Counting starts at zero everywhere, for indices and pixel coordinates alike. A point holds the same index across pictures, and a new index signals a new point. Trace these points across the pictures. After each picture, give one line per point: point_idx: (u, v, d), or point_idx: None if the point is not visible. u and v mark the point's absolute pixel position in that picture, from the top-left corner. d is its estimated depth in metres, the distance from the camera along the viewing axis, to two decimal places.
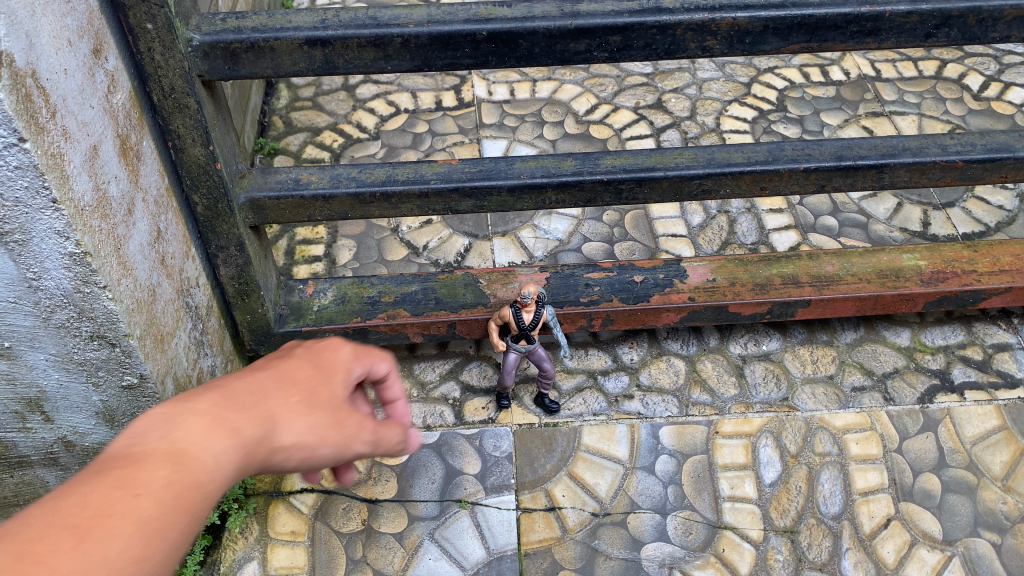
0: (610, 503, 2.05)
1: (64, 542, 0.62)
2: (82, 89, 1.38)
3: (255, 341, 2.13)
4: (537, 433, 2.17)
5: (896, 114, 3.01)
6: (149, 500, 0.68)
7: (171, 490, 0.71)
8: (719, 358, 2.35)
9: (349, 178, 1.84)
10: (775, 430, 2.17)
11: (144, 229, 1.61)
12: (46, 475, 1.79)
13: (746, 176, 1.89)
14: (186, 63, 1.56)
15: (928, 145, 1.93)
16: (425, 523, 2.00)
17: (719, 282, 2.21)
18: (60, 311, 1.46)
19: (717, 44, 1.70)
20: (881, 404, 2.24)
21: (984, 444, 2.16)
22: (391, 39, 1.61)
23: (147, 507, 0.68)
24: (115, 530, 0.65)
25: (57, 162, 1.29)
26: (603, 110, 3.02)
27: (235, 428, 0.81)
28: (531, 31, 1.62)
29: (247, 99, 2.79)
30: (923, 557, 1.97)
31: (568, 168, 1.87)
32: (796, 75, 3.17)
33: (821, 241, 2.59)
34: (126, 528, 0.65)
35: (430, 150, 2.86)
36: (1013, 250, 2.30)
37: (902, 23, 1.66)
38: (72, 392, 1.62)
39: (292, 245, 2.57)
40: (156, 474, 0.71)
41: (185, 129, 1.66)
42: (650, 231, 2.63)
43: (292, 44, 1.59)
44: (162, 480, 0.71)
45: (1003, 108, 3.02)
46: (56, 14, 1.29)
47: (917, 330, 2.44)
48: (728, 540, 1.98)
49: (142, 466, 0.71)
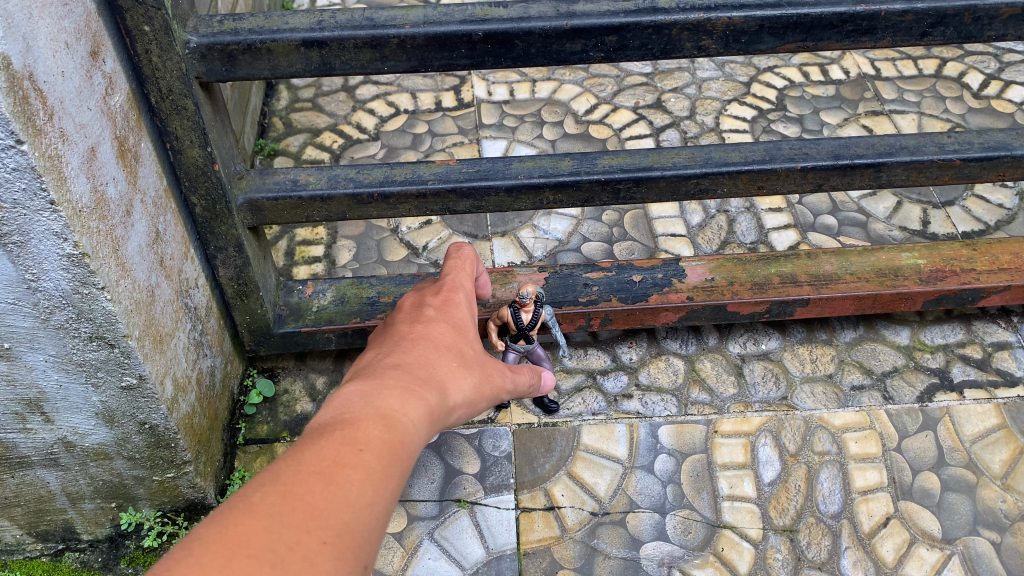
0: (609, 502, 2.05)
1: (317, 492, 0.85)
2: (80, 91, 1.38)
3: (254, 341, 2.14)
4: (536, 433, 2.17)
5: (896, 113, 3.00)
6: (375, 455, 0.93)
7: (387, 445, 0.95)
8: (718, 357, 2.35)
9: (347, 179, 1.85)
10: (774, 429, 2.18)
11: (142, 230, 1.62)
12: (47, 476, 1.80)
13: (744, 175, 1.89)
14: (183, 65, 1.57)
15: (925, 143, 1.93)
16: (424, 523, 2.00)
17: (717, 281, 2.22)
18: (59, 312, 1.46)
19: (712, 44, 1.70)
20: (880, 403, 2.24)
21: (983, 443, 2.16)
22: (387, 40, 1.61)
23: (375, 461, 0.92)
24: (353, 480, 0.89)
25: (54, 164, 1.29)
26: (602, 110, 3.02)
27: (419, 395, 1.07)
28: (527, 31, 1.63)
29: (247, 100, 2.79)
30: (922, 555, 1.96)
31: (565, 168, 1.87)
32: (796, 74, 3.17)
33: (821, 240, 2.59)
34: (363, 479, 0.89)
35: (429, 150, 2.86)
36: (1012, 248, 2.30)
37: (898, 22, 1.67)
38: (72, 393, 1.63)
39: (292, 245, 2.58)
40: (377, 435, 0.95)
41: (183, 131, 1.67)
42: (649, 231, 2.63)
43: (289, 46, 1.60)
44: (382, 439, 0.95)
45: (1002, 106, 3.02)
46: (54, 16, 1.30)
47: (917, 329, 2.44)
48: (727, 539, 1.98)
49: (365, 429, 0.95)
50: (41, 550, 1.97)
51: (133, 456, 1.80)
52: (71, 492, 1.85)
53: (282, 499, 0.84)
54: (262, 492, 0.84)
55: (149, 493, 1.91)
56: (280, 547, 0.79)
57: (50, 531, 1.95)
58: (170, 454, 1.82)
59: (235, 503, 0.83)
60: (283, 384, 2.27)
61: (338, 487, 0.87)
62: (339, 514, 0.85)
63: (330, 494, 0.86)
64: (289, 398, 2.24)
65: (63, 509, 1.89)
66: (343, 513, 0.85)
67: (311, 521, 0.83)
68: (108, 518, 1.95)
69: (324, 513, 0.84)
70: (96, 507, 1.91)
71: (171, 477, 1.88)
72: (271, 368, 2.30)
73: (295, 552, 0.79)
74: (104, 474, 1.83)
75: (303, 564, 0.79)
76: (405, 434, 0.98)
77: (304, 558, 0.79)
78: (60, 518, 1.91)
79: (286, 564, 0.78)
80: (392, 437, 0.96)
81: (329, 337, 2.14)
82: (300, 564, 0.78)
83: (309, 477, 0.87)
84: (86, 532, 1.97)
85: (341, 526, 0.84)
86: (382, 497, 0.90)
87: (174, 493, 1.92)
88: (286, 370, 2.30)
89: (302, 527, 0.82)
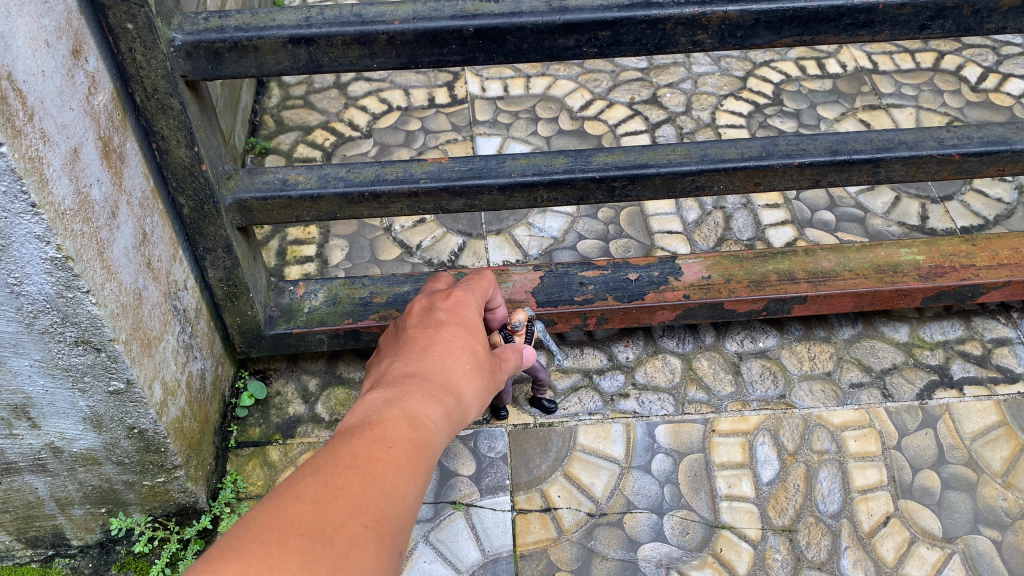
0: (606, 503, 2.02)
1: (357, 483, 0.96)
2: (61, 90, 1.35)
3: (246, 343, 2.11)
4: (532, 434, 2.15)
5: (893, 107, 2.98)
6: (405, 452, 1.03)
7: (415, 443, 1.06)
8: (715, 355, 2.33)
9: (337, 178, 1.82)
10: (772, 428, 2.16)
11: (128, 232, 1.59)
12: (34, 482, 1.77)
13: (740, 171, 1.87)
14: (168, 63, 1.54)
15: (924, 138, 1.90)
16: (419, 526, 1.98)
17: (714, 279, 2.19)
18: (43, 316, 1.43)
19: (708, 38, 1.67)
20: (879, 400, 2.22)
21: (983, 440, 2.14)
22: (376, 36, 1.58)
23: (405, 457, 1.03)
24: (387, 473, 0.99)
25: (35, 166, 1.26)
26: (597, 106, 2.99)
27: (437, 399, 1.18)
28: (518, 27, 1.60)
29: (238, 99, 2.76)
30: (923, 555, 1.94)
31: (559, 166, 1.84)
32: (793, 69, 3.14)
33: (818, 236, 2.57)
34: (398, 473, 1.00)
35: (423, 148, 2.83)
36: (1011, 243, 2.28)
37: (897, 15, 1.64)
38: (58, 398, 1.60)
39: (284, 245, 2.55)
40: (405, 434, 1.06)
41: (169, 130, 1.64)
42: (645, 228, 2.61)
43: (276, 43, 1.57)
44: (410, 438, 1.06)
45: (1001, 99, 2.99)
46: (33, 14, 1.27)
47: (916, 325, 2.41)
48: (726, 540, 1.96)
49: (394, 429, 1.06)
50: (30, 556, 1.94)
51: (122, 461, 1.77)
52: (59, 497, 1.82)
53: (326, 488, 0.94)
54: (307, 483, 0.95)
55: (139, 498, 1.88)
56: (330, 528, 0.90)
57: (40, 537, 1.92)
58: (160, 458, 1.79)
59: (284, 492, 0.94)
60: (275, 386, 2.24)
61: (375, 478, 0.98)
62: (377, 502, 0.95)
63: (367, 485, 0.97)
64: (282, 400, 2.21)
65: (51, 514, 1.86)
66: (381, 500, 0.96)
67: (354, 506, 0.94)
68: (98, 523, 1.92)
69: (364, 501, 0.95)
70: (85, 513, 1.89)
71: (162, 482, 1.85)
72: (263, 370, 2.27)
73: (345, 532, 0.91)
74: (93, 479, 1.80)
75: (352, 543, 0.90)
76: (429, 434, 1.09)
77: (352, 539, 0.91)
78: (49, 524, 1.88)
79: (338, 544, 0.89)
80: (419, 436, 1.07)
81: (322, 338, 2.11)
82: (350, 543, 0.90)
83: (348, 470, 0.98)
84: (75, 538, 1.94)
85: (380, 513, 0.95)
86: (414, 488, 1.01)
87: (165, 498, 1.90)
88: (278, 371, 2.28)
89: (346, 512, 0.93)
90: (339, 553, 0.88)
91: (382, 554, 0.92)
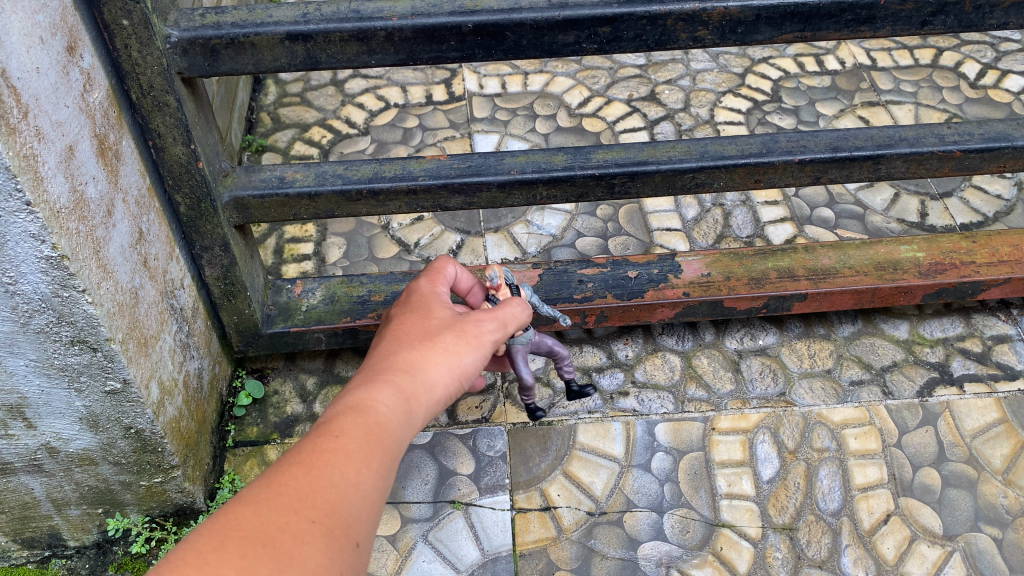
0: (606, 501, 2.02)
1: (305, 481, 1.02)
2: (56, 87, 1.34)
3: (243, 342, 2.10)
4: (531, 432, 2.14)
5: (892, 104, 2.97)
6: (354, 444, 1.09)
7: (363, 432, 1.11)
8: (715, 353, 2.32)
9: (335, 175, 1.81)
10: (772, 426, 2.15)
11: (125, 231, 1.57)
12: (30, 482, 1.75)
13: (740, 168, 1.86)
14: (164, 60, 1.53)
15: (925, 135, 1.90)
16: (418, 525, 1.97)
17: (714, 277, 2.18)
18: (38, 316, 1.42)
19: (708, 35, 1.66)
20: (879, 398, 2.21)
21: (984, 438, 2.14)
22: (374, 33, 1.57)
23: (353, 448, 1.08)
24: (332, 467, 1.05)
25: (30, 164, 1.25)
26: (596, 103, 2.98)
27: (385, 384, 1.21)
28: (518, 23, 1.58)
29: (234, 96, 2.75)
30: (923, 553, 1.94)
31: (559, 163, 1.83)
32: (791, 65, 3.13)
33: (817, 233, 2.56)
34: (346, 466, 1.06)
35: (420, 145, 2.82)
36: (1011, 240, 2.27)
37: (898, 11, 1.63)
38: (54, 398, 1.58)
39: (281, 243, 2.53)
40: (352, 425, 1.11)
41: (165, 128, 1.63)
42: (644, 225, 2.60)
43: (273, 39, 1.55)
44: (358, 428, 1.11)
45: (1000, 95, 2.99)
46: (27, 11, 1.25)
47: (916, 323, 2.41)
48: (726, 538, 1.95)
49: (341, 422, 1.12)
50: (26, 557, 1.93)
51: (119, 461, 1.76)
52: (56, 498, 1.81)
53: (274, 492, 1.00)
54: (254, 489, 1.01)
55: (136, 498, 1.87)
56: (276, 528, 0.96)
57: (36, 538, 1.91)
58: (157, 458, 1.78)
59: (232, 500, 0.99)
60: (273, 385, 2.23)
61: (322, 474, 1.04)
62: (322, 496, 1.01)
63: (314, 481, 1.03)
64: (280, 399, 2.19)
65: (48, 515, 1.85)
66: (327, 495, 1.02)
67: (299, 504, 0.99)
68: (95, 524, 1.91)
69: (310, 497, 1.01)
70: (82, 513, 1.87)
71: (159, 482, 1.84)
72: (260, 369, 2.26)
73: (290, 530, 0.96)
74: (90, 480, 1.79)
75: (298, 540, 0.96)
76: (379, 422, 1.14)
77: (296, 536, 0.96)
78: (46, 525, 1.87)
79: (283, 542, 0.95)
80: (366, 425, 1.12)
81: (320, 337, 2.10)
82: (296, 541, 0.95)
83: (296, 470, 1.03)
84: (72, 538, 1.93)
85: (327, 506, 1.01)
86: (363, 478, 1.06)
87: (162, 498, 1.88)
88: (276, 370, 2.26)
89: (292, 511, 0.98)
90: (283, 551, 0.94)
91: (329, 547, 0.98)
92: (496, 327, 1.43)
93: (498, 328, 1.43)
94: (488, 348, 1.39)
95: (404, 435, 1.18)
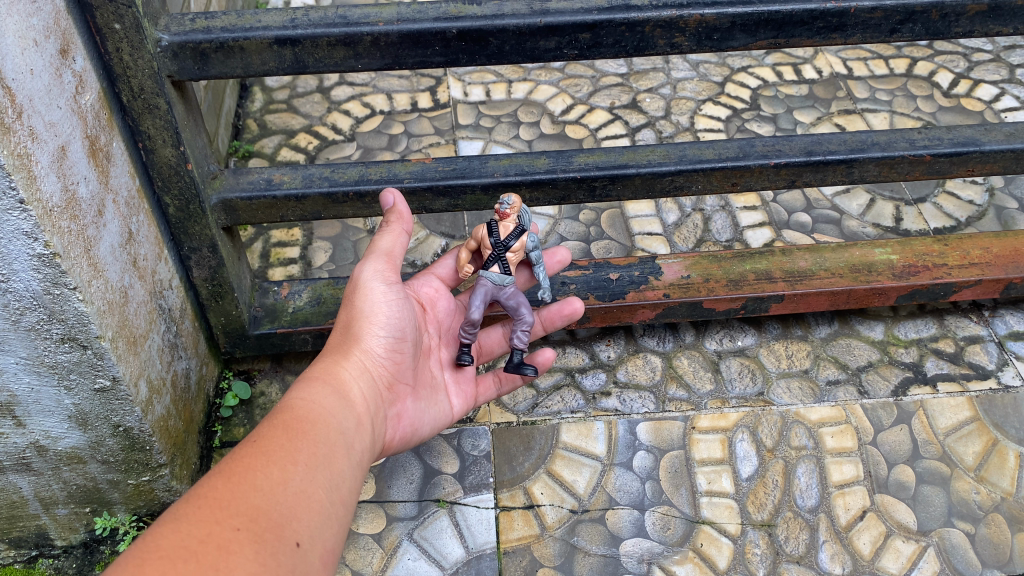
0: (588, 499, 2.05)
1: (226, 492, 1.14)
2: (49, 89, 1.37)
3: (229, 343, 2.13)
4: (515, 431, 2.18)
5: (868, 112, 3.05)
6: (275, 445, 1.24)
7: (284, 430, 1.29)
8: (695, 354, 2.37)
9: (321, 178, 1.84)
10: (751, 425, 2.19)
11: (114, 231, 1.60)
12: (19, 481, 1.77)
13: (717, 172, 1.91)
14: (155, 63, 1.56)
15: (896, 139, 1.96)
16: (403, 524, 1.99)
17: (693, 279, 2.24)
18: (30, 313, 1.44)
19: (685, 41, 1.72)
20: (855, 397, 2.27)
21: (957, 436, 2.19)
22: (360, 37, 1.61)
23: (276, 447, 1.24)
24: (253, 475, 1.18)
25: (23, 163, 1.28)
26: (578, 111, 3.04)
27: (309, 369, 1.49)
28: (501, 28, 1.63)
29: (221, 102, 2.78)
30: (898, 548, 1.99)
31: (541, 166, 1.88)
32: (769, 74, 3.21)
33: (795, 237, 2.62)
34: (270, 468, 1.20)
35: (406, 151, 2.85)
36: (982, 243, 2.33)
37: (868, 19, 1.69)
38: (44, 396, 1.60)
39: (267, 247, 2.56)
40: (274, 425, 1.29)
41: (155, 130, 1.66)
42: (626, 229, 2.65)
43: (262, 43, 1.59)
44: (278, 428, 1.28)
45: (972, 104, 3.06)
46: (22, 14, 1.29)
47: (891, 324, 2.47)
48: (706, 535, 1.99)
49: (264, 428, 1.29)
50: (13, 557, 1.94)
51: (107, 459, 1.77)
52: (44, 497, 1.83)
53: (194, 512, 1.10)
54: (175, 509, 1.11)
55: (124, 497, 1.89)
56: (197, 543, 1.05)
57: (23, 538, 1.92)
58: (145, 456, 1.80)
59: (151, 529, 1.08)
60: (259, 386, 2.24)
61: (243, 483, 1.16)
62: (242, 506, 1.13)
63: (236, 492, 1.14)
64: (266, 401, 2.21)
65: (35, 515, 1.86)
66: (251, 503, 1.14)
67: (222, 515, 1.10)
68: (82, 523, 1.92)
69: (233, 508, 1.12)
70: (69, 513, 1.89)
71: (146, 481, 1.86)
72: (247, 370, 2.28)
73: (212, 542, 1.06)
74: (78, 478, 1.80)
75: (222, 549, 1.06)
76: (300, 414, 1.34)
77: (225, 545, 1.07)
78: (33, 524, 1.88)
79: (206, 554, 1.04)
80: (286, 420, 1.31)
81: (306, 338, 2.13)
82: (221, 550, 1.06)
83: (217, 487, 1.14)
84: (59, 538, 1.94)
85: (251, 513, 1.13)
86: (290, 475, 1.21)
87: (149, 497, 1.91)
88: (262, 372, 2.28)
89: (215, 523, 1.09)
90: (208, 563, 1.03)
91: (257, 550, 1.09)
92: (371, 261, 1.63)
93: (376, 260, 1.63)
94: (377, 287, 1.62)
95: (333, 412, 1.39)
